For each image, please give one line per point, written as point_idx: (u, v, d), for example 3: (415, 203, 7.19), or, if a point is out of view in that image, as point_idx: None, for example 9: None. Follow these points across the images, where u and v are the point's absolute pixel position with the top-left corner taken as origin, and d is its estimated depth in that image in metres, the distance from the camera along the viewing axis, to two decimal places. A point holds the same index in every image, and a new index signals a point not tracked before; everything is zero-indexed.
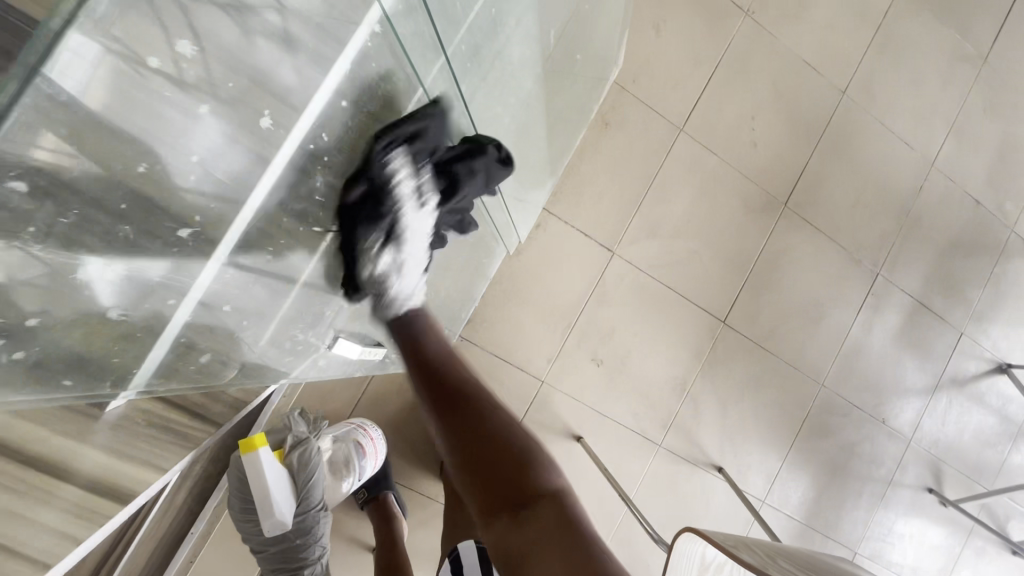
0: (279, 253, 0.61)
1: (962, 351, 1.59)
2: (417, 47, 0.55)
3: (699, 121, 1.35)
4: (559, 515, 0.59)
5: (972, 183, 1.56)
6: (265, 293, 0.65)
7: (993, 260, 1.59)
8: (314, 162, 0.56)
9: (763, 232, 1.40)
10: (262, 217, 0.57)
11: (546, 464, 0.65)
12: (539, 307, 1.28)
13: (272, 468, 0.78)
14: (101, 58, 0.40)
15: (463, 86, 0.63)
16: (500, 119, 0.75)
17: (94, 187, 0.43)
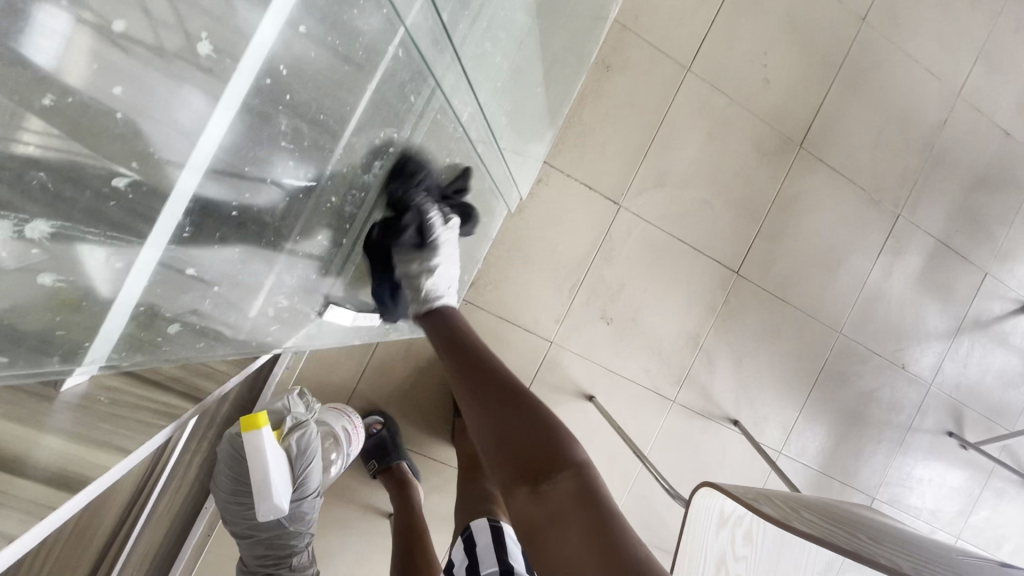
0: (247, 212, 0.50)
1: (986, 291, 1.53)
2: None
3: (707, 59, 1.26)
4: (578, 491, 0.59)
5: (1001, 114, 1.46)
6: (240, 264, 0.53)
7: (1020, 195, 1.51)
8: (273, 102, 0.47)
9: (777, 176, 1.33)
10: (216, 170, 0.46)
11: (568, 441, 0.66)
12: (545, 266, 1.23)
13: (272, 452, 0.75)
14: (73, 26, 0.33)
15: (451, 24, 0.57)
16: (492, 61, 0.69)
17: (86, 176, 0.37)
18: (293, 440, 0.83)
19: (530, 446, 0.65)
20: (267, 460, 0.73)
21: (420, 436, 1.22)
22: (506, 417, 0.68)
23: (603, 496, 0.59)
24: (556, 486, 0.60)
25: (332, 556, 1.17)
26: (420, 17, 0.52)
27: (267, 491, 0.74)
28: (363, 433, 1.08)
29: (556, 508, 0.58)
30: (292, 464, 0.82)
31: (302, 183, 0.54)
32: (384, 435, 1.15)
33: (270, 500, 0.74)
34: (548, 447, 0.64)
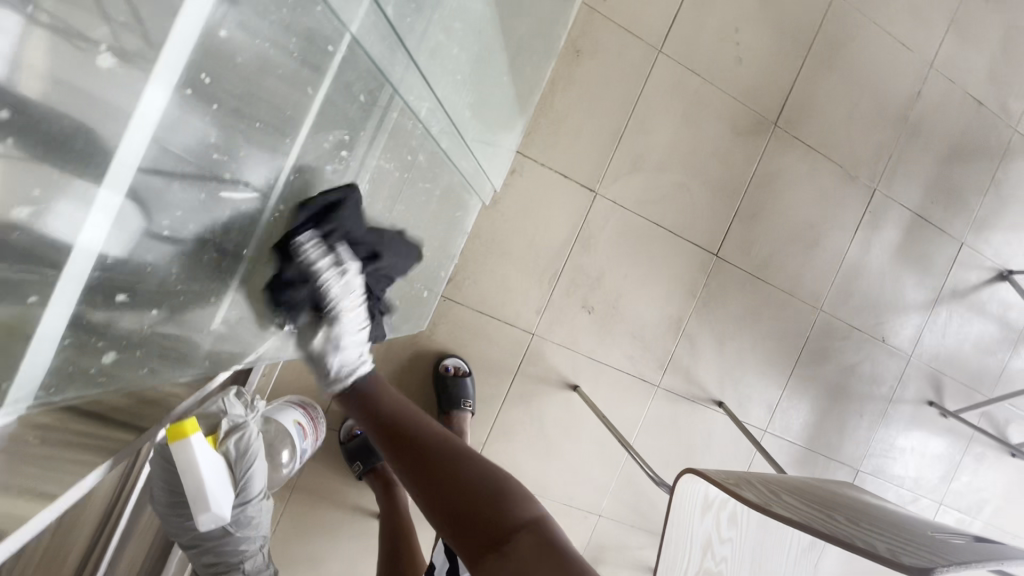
0: (186, 217, 0.46)
1: (962, 261, 1.54)
2: None
3: (678, 39, 1.23)
4: (538, 548, 0.58)
5: (974, 83, 1.46)
6: (190, 276, 0.50)
7: (994, 164, 1.52)
8: (201, 104, 0.42)
9: (753, 155, 1.32)
10: (151, 176, 0.41)
11: (522, 497, 0.64)
12: (523, 258, 1.21)
13: (205, 460, 0.70)
14: (23, 27, 0.30)
15: (402, 25, 0.54)
16: (449, 53, 0.66)
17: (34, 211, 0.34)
18: (230, 445, 0.79)
19: (480, 507, 0.61)
20: (199, 469, 0.69)
21: None
22: (452, 478, 0.64)
23: (565, 548, 0.59)
24: (516, 545, 0.58)
25: (323, 557, 1.17)
26: (363, 18, 0.50)
27: (204, 502, 0.70)
28: (315, 426, 1.07)
29: (519, 565, 0.56)
30: (232, 469, 0.78)
31: (249, 194, 0.52)
32: (367, 437, 1.14)
33: (208, 510, 0.70)
34: (498, 503, 0.62)
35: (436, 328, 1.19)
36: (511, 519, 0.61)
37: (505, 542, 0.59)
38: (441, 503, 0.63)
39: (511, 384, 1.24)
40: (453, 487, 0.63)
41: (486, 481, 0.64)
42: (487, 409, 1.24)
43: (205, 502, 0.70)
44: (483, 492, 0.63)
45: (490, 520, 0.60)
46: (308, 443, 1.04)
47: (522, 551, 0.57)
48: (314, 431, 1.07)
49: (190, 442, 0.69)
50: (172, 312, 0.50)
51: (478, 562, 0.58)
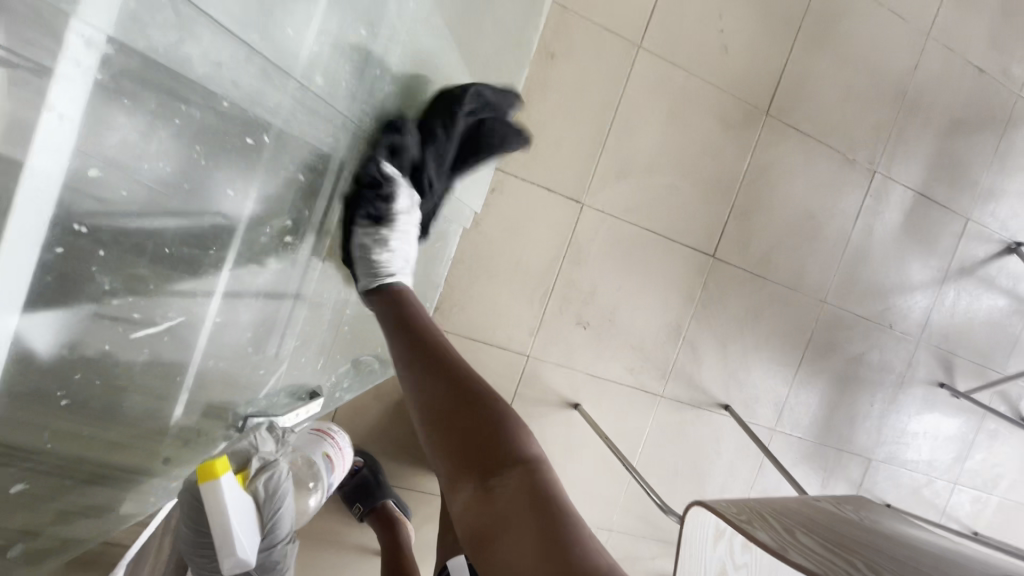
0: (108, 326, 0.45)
1: (969, 237, 1.48)
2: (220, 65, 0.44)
3: (658, 32, 1.15)
4: (530, 489, 0.55)
5: (974, 49, 1.38)
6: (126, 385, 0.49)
7: (998, 133, 1.44)
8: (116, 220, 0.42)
9: (744, 149, 1.25)
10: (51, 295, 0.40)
11: (525, 433, 0.61)
12: (511, 278, 1.16)
13: (234, 505, 0.54)
14: None
15: None
16: None
17: None
18: (262, 483, 0.59)
19: (478, 437, 0.59)
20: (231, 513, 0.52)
21: (404, 470, 1.17)
22: (458, 398, 0.62)
23: (559, 493, 0.56)
24: (507, 482, 0.56)
25: None
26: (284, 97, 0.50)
27: (229, 550, 0.52)
28: (346, 463, 0.91)
29: (508, 503, 0.54)
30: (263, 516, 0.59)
31: (172, 321, 0.51)
32: (365, 478, 1.08)
33: (234, 560, 0.52)
34: (493, 440, 0.59)
35: None
36: (504, 461, 0.58)
37: (493, 481, 0.57)
38: (443, 439, 0.61)
39: None
40: (460, 410, 0.61)
41: (493, 411, 0.61)
42: None
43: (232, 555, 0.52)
44: (488, 423, 0.60)
45: (484, 458, 0.58)
46: (335, 478, 0.88)
47: (510, 495, 0.55)
48: (345, 462, 0.92)
49: (219, 482, 0.52)
50: (129, 416, 0.51)
51: (466, 492, 0.57)
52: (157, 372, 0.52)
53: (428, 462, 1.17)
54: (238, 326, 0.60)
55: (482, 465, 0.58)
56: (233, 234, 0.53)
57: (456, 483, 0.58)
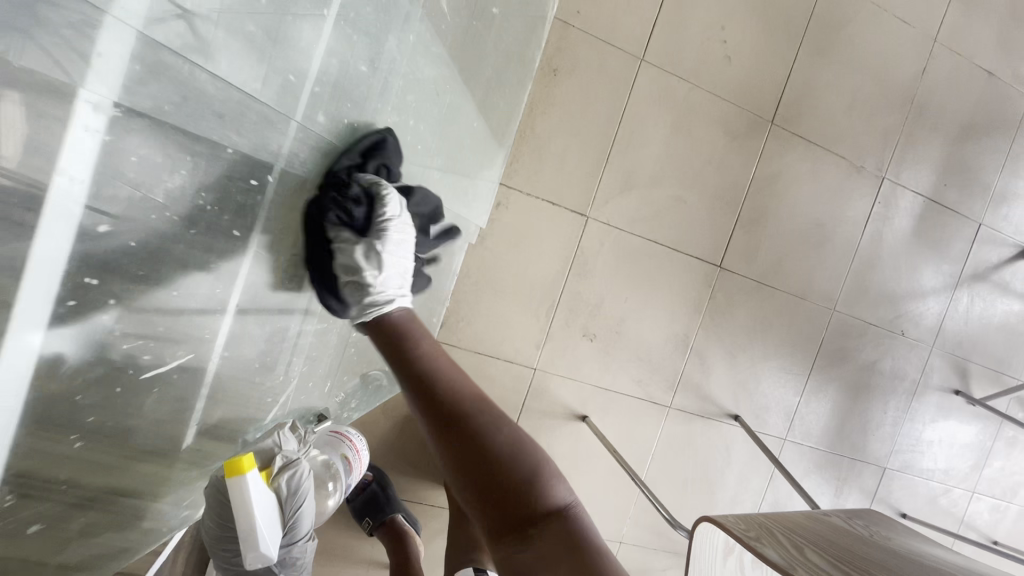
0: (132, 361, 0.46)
1: (982, 242, 1.45)
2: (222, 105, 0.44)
3: (660, 45, 1.16)
4: (565, 536, 0.59)
5: (983, 53, 1.36)
6: (142, 419, 0.50)
7: (1010, 136, 1.42)
8: (136, 267, 0.43)
9: (750, 158, 1.24)
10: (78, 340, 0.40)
11: (551, 478, 0.64)
12: (517, 292, 1.16)
13: (259, 500, 0.60)
14: None
15: None
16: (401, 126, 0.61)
17: None
18: (284, 479, 0.67)
19: (509, 490, 0.62)
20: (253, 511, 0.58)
21: (414, 484, 1.18)
22: (483, 451, 0.63)
23: (589, 536, 0.60)
24: (542, 531, 0.59)
25: None
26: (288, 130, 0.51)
27: (254, 539, 0.59)
28: (364, 460, 0.94)
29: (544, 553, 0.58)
30: (284, 506, 0.67)
31: (181, 359, 0.51)
32: (374, 492, 1.09)
33: (257, 548, 0.59)
34: (525, 489, 0.62)
35: None
36: (535, 506, 0.61)
37: (528, 525, 0.60)
38: (472, 487, 0.63)
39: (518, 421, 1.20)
40: (489, 462, 0.63)
41: (518, 459, 0.64)
42: None
43: (256, 544, 0.59)
44: (516, 474, 0.62)
45: (518, 507, 0.61)
46: (354, 476, 0.90)
47: (545, 543, 0.58)
48: (363, 459, 0.94)
49: (245, 478, 0.58)
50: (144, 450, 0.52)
51: (505, 546, 0.60)
52: (170, 406, 0.53)
53: (438, 475, 1.18)
54: (248, 352, 0.61)
55: (516, 518, 0.61)
56: (245, 261, 0.54)
57: (494, 537, 0.62)
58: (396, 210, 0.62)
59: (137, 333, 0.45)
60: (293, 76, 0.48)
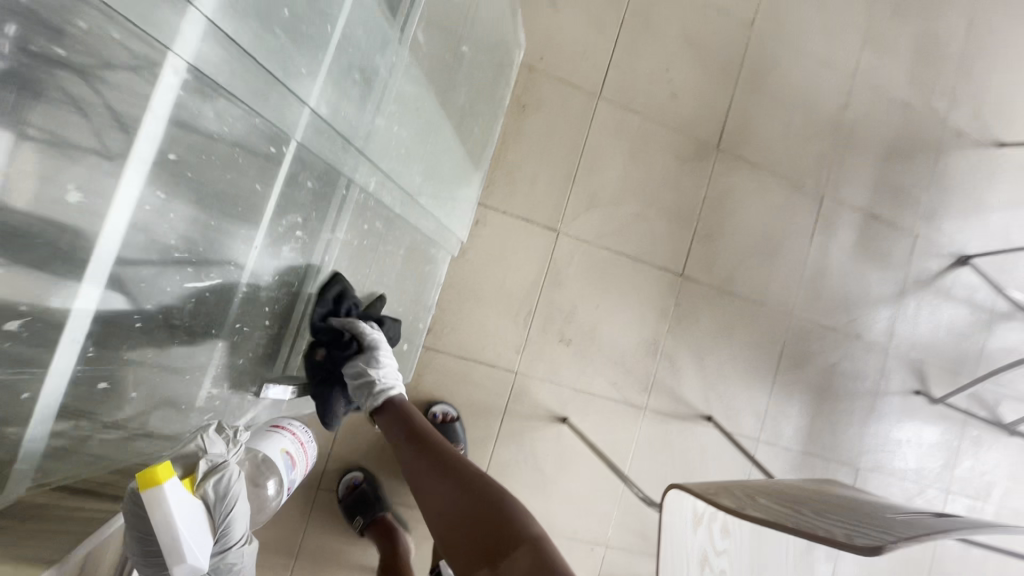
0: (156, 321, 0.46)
1: (920, 252, 1.60)
2: (256, 91, 0.47)
3: (615, 84, 1.34)
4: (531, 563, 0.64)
5: (898, 88, 1.57)
6: (162, 384, 0.51)
7: (931, 158, 1.60)
8: (166, 230, 0.43)
9: (700, 179, 1.40)
10: (111, 304, 0.40)
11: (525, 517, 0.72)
12: (497, 301, 1.27)
13: (191, 509, 0.44)
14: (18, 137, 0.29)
15: (337, 127, 0.62)
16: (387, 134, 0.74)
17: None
18: (211, 484, 0.51)
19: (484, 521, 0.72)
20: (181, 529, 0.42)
21: (403, 488, 1.22)
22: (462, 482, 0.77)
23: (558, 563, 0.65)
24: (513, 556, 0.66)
25: None
26: (307, 131, 0.57)
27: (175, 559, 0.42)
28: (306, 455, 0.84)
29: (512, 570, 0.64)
30: (212, 516, 0.51)
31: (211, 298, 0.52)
32: (364, 491, 1.14)
33: (185, 566, 0.42)
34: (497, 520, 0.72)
35: (422, 377, 1.23)
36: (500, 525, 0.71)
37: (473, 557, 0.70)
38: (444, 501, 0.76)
39: (501, 423, 1.28)
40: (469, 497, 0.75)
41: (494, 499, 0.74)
42: (480, 451, 1.26)
43: (194, 570, 0.43)
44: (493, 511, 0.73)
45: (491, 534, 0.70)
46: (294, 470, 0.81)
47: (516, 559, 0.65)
48: (306, 457, 0.84)
49: (161, 490, 0.41)
50: (157, 435, 0.54)
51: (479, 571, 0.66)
52: (183, 377, 0.53)
53: None
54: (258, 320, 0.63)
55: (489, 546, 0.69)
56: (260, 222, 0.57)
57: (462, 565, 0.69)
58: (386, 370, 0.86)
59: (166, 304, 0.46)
60: (308, 71, 0.52)
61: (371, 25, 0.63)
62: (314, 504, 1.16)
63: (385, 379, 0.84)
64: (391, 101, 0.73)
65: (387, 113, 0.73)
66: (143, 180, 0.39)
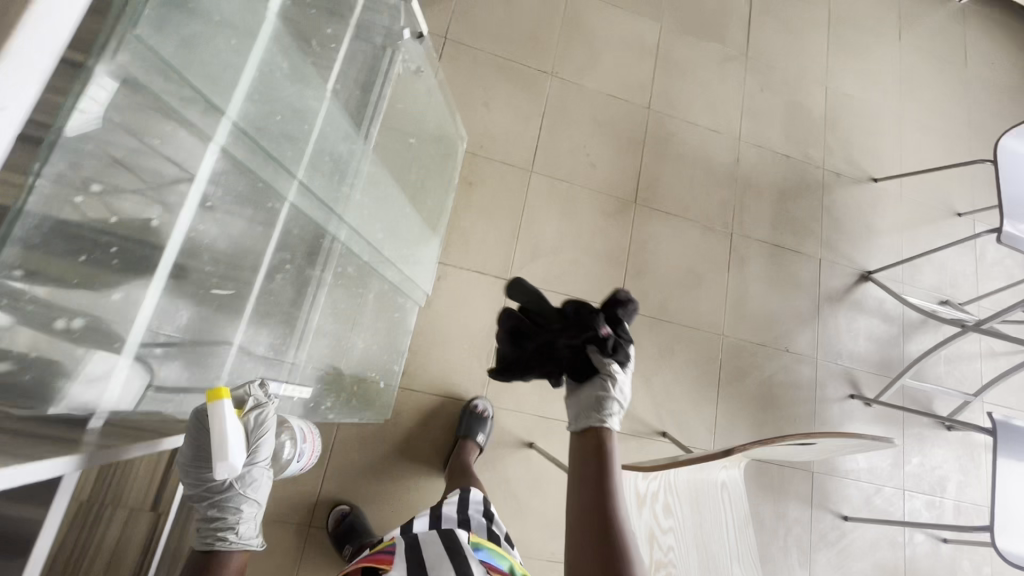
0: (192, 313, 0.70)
1: (826, 273, 1.86)
2: (260, 166, 0.75)
3: (543, 161, 1.66)
4: None
5: (777, 144, 1.92)
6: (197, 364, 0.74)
7: (818, 196, 1.92)
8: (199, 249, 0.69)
9: (624, 228, 1.69)
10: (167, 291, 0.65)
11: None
12: (461, 343, 1.48)
13: (233, 425, 0.67)
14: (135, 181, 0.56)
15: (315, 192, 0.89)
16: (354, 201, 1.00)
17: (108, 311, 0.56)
18: (252, 416, 0.73)
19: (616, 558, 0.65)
20: (226, 431, 0.64)
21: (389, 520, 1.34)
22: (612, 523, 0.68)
23: None
24: None
25: None
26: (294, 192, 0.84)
27: (222, 451, 0.65)
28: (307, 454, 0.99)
29: None
30: (248, 438, 0.72)
31: (224, 301, 0.78)
32: (351, 521, 1.25)
33: (224, 460, 0.65)
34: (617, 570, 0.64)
35: (400, 414, 1.40)
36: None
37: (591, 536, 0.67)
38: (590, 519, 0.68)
39: None
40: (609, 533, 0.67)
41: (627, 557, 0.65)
42: None
43: (224, 458, 0.65)
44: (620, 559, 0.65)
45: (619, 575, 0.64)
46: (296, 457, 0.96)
47: None
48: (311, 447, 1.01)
49: (224, 403, 0.65)
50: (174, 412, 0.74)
51: None
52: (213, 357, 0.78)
53: (409, 509, 1.35)
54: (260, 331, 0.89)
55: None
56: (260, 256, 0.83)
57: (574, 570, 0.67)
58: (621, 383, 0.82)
59: (192, 315, 0.71)
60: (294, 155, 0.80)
61: (337, 126, 0.92)
62: (306, 542, 1.27)
63: (620, 398, 0.80)
64: (356, 178, 1.00)
65: (352, 186, 1.00)
66: (189, 215, 0.65)
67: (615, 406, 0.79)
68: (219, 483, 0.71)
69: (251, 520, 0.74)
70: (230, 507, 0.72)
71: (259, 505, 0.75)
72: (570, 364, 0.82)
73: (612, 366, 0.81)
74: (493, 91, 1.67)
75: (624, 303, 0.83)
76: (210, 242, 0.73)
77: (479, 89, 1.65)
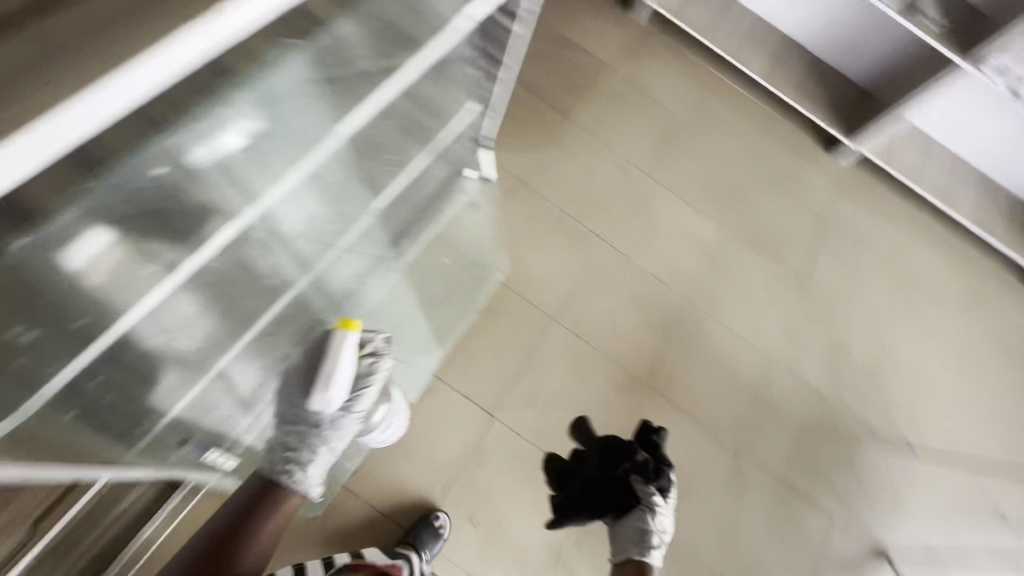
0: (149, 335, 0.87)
1: (836, 535, 1.67)
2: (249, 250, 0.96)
3: (569, 315, 1.70)
4: None
5: (813, 378, 1.85)
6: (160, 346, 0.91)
7: (847, 447, 1.78)
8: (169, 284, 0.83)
9: (628, 407, 1.63)
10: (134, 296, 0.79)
11: None
12: (422, 462, 1.43)
13: (345, 362, 0.91)
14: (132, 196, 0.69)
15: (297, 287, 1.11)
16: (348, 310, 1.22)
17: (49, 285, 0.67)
18: (360, 369, 0.99)
19: None
20: (339, 360, 0.89)
21: None
22: None
23: None
24: None
25: None
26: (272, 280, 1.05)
27: (325, 386, 0.89)
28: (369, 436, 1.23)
29: None
30: (353, 387, 0.98)
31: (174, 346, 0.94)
32: None
33: (323, 394, 0.89)
34: None
35: (331, 515, 1.34)
36: None
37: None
38: None
39: None
40: None
41: None
42: None
43: (326, 388, 0.89)
44: None
45: None
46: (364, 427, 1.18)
47: None
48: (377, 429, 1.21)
49: (348, 338, 0.91)
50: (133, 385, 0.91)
51: None
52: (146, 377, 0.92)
53: None
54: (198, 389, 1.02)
55: None
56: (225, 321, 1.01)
57: None
58: (664, 521, 1.04)
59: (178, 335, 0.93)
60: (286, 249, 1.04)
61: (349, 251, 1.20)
62: None
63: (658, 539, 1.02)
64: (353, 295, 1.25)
65: (351, 302, 1.23)
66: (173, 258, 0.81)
67: (655, 540, 1.01)
68: (312, 418, 0.94)
69: (315, 471, 0.95)
70: (306, 451, 0.93)
71: (334, 446, 0.97)
72: (615, 493, 1.05)
73: (653, 494, 1.03)
74: (547, 238, 1.77)
75: (662, 454, 1.11)
76: (216, 290, 0.96)
77: (535, 232, 1.77)
